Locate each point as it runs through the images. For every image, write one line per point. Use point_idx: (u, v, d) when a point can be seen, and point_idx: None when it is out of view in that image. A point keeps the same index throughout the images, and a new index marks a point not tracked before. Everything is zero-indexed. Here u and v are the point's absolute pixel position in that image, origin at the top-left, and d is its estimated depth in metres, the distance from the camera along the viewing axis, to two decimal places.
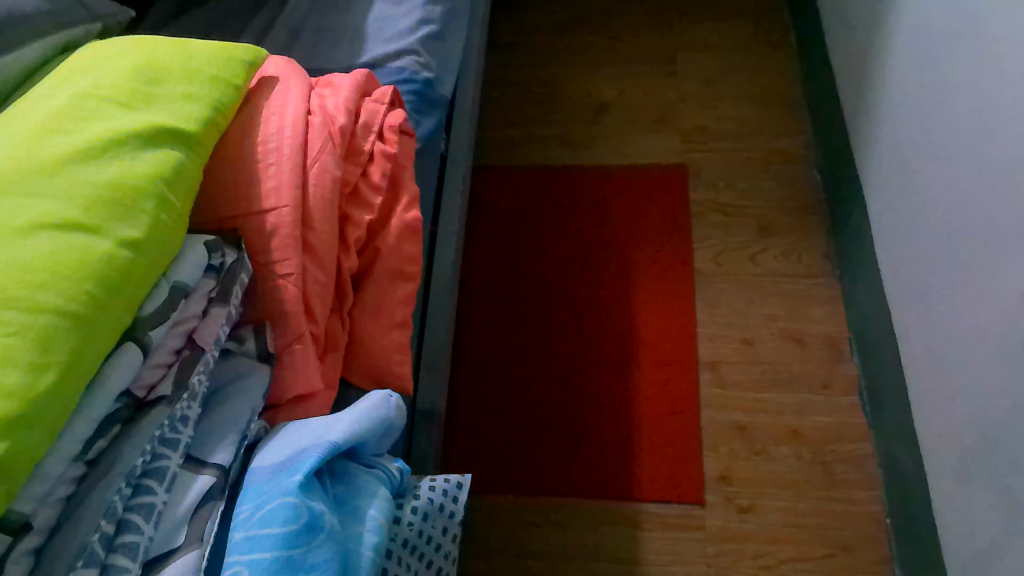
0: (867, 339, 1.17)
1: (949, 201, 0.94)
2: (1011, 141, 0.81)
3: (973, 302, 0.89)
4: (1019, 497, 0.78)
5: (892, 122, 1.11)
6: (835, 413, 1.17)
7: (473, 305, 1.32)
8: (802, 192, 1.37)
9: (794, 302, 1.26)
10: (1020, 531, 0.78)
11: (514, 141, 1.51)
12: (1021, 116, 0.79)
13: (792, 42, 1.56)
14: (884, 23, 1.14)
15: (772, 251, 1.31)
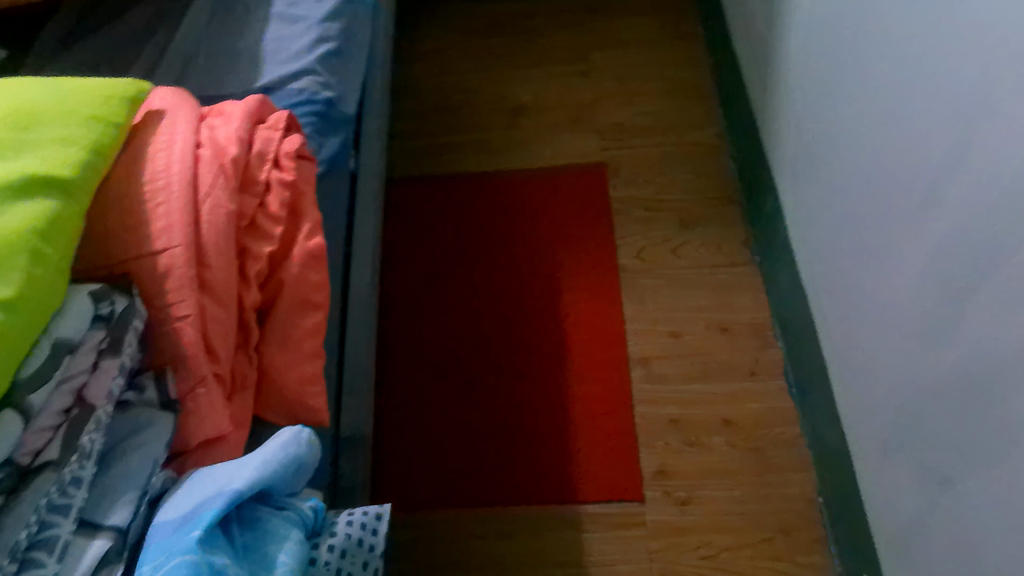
0: (789, 323, 1.19)
1: (853, 182, 0.96)
2: (905, 121, 0.83)
3: (882, 281, 0.91)
4: (942, 470, 0.80)
5: (797, 109, 1.12)
6: (763, 398, 1.19)
7: (400, 320, 1.31)
8: (719, 182, 1.39)
9: (717, 291, 1.28)
10: (944, 504, 0.80)
11: (432, 150, 1.50)
12: (913, 97, 0.81)
13: (700, 34, 1.58)
14: (782, 12, 1.16)
15: (693, 243, 1.33)
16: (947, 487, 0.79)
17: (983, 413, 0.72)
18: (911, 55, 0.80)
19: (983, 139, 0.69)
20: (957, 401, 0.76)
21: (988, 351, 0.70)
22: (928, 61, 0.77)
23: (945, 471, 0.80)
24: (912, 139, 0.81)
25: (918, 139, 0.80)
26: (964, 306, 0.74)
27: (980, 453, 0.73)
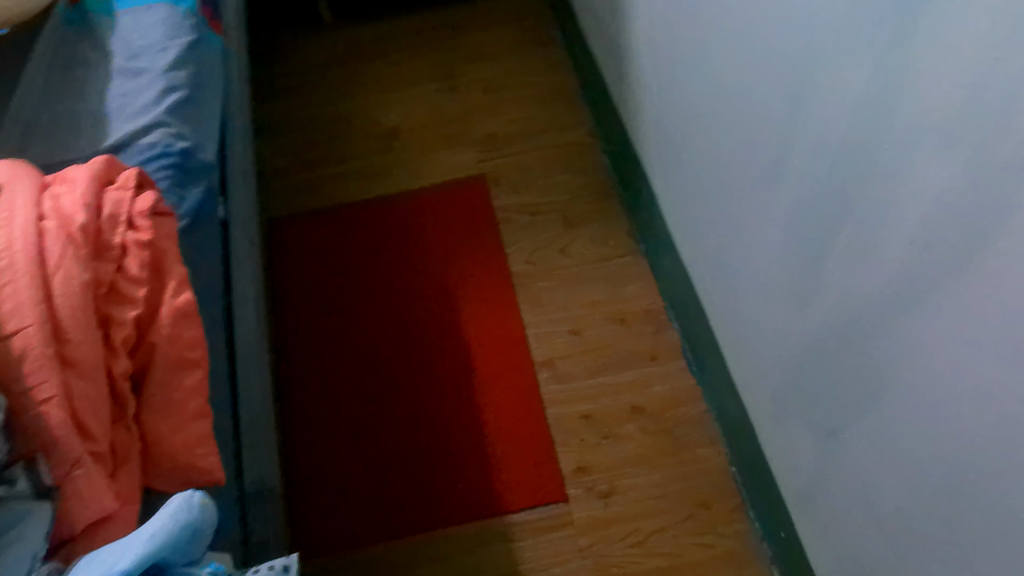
0: (679, 304, 1.23)
1: (712, 160, 1.00)
2: (746, 98, 0.87)
3: (750, 251, 0.95)
4: (830, 420, 0.84)
5: (653, 98, 1.16)
6: (666, 380, 1.22)
7: (300, 361, 1.28)
8: (596, 178, 1.42)
9: (609, 284, 1.31)
10: (837, 452, 0.84)
11: (311, 184, 1.47)
12: (750, 73, 0.85)
13: (558, 37, 1.62)
14: (625, 8, 1.20)
15: (580, 240, 1.35)
16: (837, 436, 0.83)
17: (855, 360, 0.76)
18: (742, 34, 0.85)
19: (812, 106, 0.73)
20: (831, 354, 0.81)
21: (849, 302, 0.74)
22: (756, 39, 0.82)
23: (832, 420, 0.84)
24: (754, 113, 0.86)
25: (759, 114, 0.84)
26: (821, 264, 0.78)
27: (858, 398, 0.77)
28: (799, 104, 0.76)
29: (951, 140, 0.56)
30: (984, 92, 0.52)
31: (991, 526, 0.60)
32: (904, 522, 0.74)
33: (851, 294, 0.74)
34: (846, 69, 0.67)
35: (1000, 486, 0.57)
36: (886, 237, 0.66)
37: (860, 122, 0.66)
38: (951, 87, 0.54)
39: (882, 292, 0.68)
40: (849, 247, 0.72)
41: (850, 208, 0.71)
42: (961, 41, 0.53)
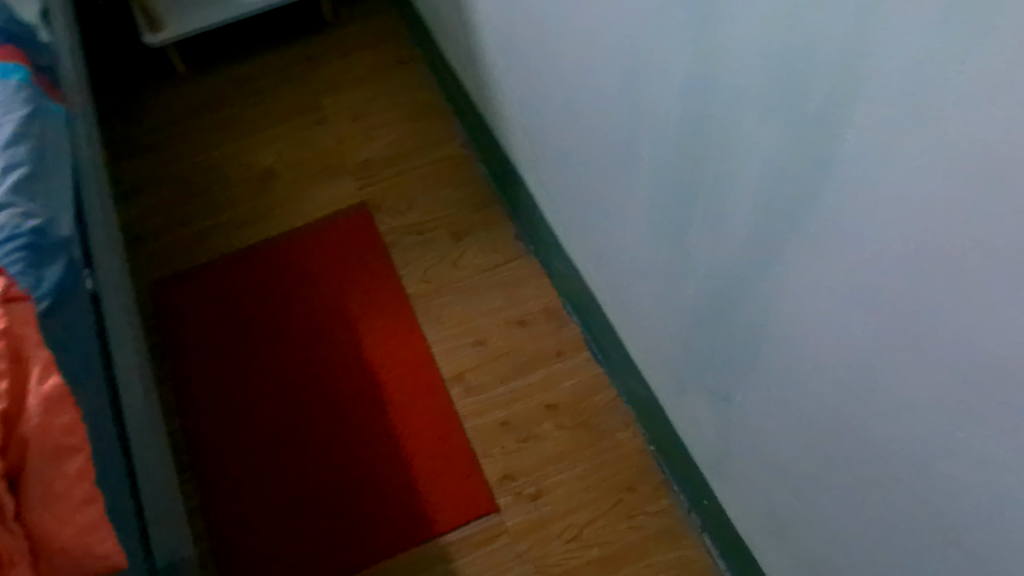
0: (574, 297, 1.25)
1: (574, 155, 1.03)
2: (591, 91, 0.89)
3: (624, 237, 0.97)
4: (722, 386, 0.87)
5: (513, 102, 1.18)
6: (575, 373, 1.24)
7: (207, 422, 1.24)
8: (477, 187, 1.43)
9: (505, 289, 1.32)
10: (734, 414, 0.87)
11: (189, 239, 1.43)
12: (589, 68, 0.87)
13: (419, 54, 1.62)
14: (471, 19, 1.21)
15: (470, 250, 1.36)
16: (731, 399, 0.87)
17: (732, 326, 0.79)
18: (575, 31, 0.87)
19: (647, 92, 0.76)
20: (712, 322, 0.84)
21: (715, 272, 0.77)
22: (587, 34, 0.84)
23: (724, 385, 0.87)
24: (600, 105, 0.88)
25: (605, 105, 0.87)
26: (685, 238, 0.81)
27: (741, 361, 0.80)
28: (637, 89, 0.78)
29: (764, 106, 0.59)
30: (783, 57, 0.55)
31: (869, 460, 0.63)
32: (800, 471, 0.77)
33: (716, 262, 0.76)
34: (670, 52, 0.69)
35: (867, 421, 0.61)
36: (732, 204, 0.69)
37: (690, 99, 0.69)
38: (756, 57, 0.57)
39: (740, 257, 0.71)
40: (706, 217, 0.75)
41: (698, 181, 0.74)
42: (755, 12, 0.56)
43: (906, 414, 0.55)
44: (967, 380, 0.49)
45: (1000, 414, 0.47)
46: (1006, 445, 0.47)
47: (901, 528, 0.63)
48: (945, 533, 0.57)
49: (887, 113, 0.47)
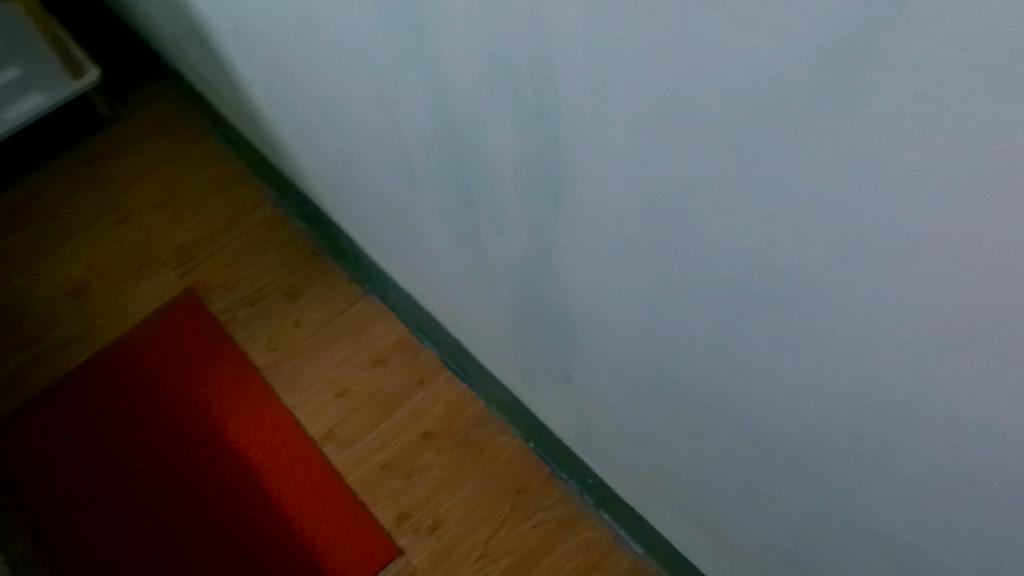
0: (419, 323, 1.25)
1: (368, 190, 1.03)
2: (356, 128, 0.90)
3: (435, 255, 0.99)
4: (560, 368, 0.90)
5: (301, 153, 1.17)
6: (441, 396, 1.24)
7: (77, 561, 1.16)
8: (299, 243, 1.41)
9: (353, 334, 1.31)
10: (578, 391, 0.90)
11: (11, 377, 1.33)
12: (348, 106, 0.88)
13: (209, 127, 1.58)
14: (238, 81, 1.19)
15: (309, 306, 1.34)
16: (571, 378, 0.90)
17: (547, 309, 0.82)
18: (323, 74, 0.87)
19: (399, 116, 0.77)
20: (532, 311, 0.86)
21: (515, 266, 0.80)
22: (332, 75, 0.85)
23: (561, 367, 0.90)
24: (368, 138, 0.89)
25: (372, 137, 0.88)
26: (482, 241, 0.83)
27: (566, 338, 0.83)
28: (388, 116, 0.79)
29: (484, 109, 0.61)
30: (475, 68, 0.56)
31: (686, 397, 0.67)
32: (643, 427, 0.80)
33: (514, 251, 0.79)
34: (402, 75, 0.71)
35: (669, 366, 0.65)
36: (500, 197, 0.71)
37: (430, 115, 0.71)
38: (459, 66, 0.59)
39: (528, 244, 0.74)
40: (489, 216, 0.77)
41: (470, 184, 0.76)
42: (438, 27, 0.57)
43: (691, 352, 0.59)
44: (723, 300, 0.52)
45: (758, 319, 0.50)
46: (771, 345, 0.51)
47: (731, 449, 0.67)
48: (761, 441, 0.61)
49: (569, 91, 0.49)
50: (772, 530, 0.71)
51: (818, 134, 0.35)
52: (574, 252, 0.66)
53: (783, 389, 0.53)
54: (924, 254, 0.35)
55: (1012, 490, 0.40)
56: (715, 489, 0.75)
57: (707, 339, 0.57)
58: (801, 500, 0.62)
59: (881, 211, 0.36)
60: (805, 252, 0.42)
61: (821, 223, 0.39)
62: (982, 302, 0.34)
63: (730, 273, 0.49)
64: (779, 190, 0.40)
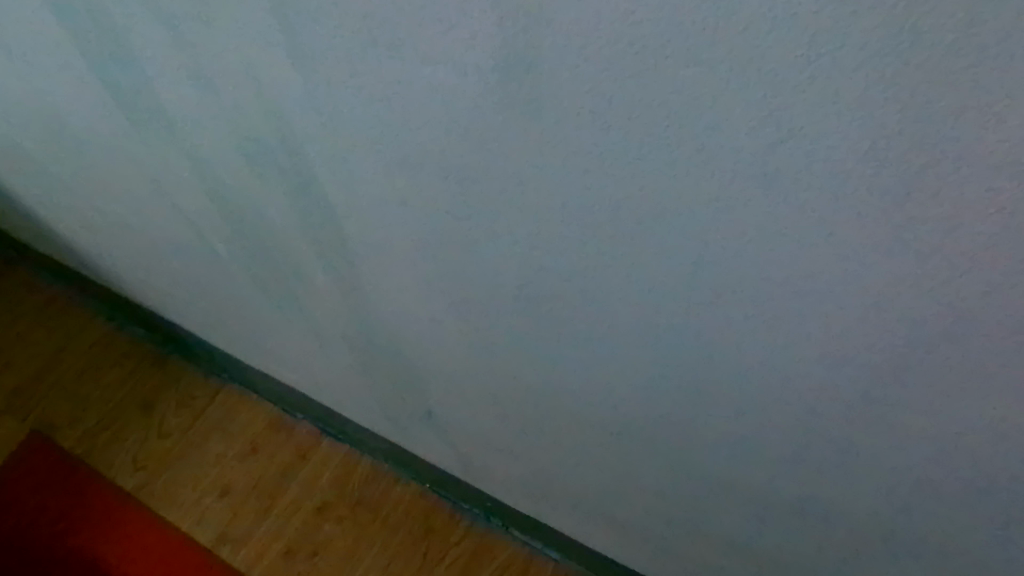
0: (285, 396, 1.21)
1: (186, 279, 0.99)
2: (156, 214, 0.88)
3: (271, 326, 0.96)
4: (423, 400, 0.89)
5: (111, 258, 1.11)
6: (327, 462, 1.19)
7: None
8: (141, 350, 1.33)
9: (220, 427, 1.24)
10: (446, 417, 0.90)
11: None
12: (142, 196, 0.86)
13: (15, 257, 1.48)
14: (22, 201, 1.12)
15: (167, 412, 1.26)
16: (436, 406, 0.89)
17: (392, 340, 0.81)
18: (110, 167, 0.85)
19: (197, 186, 0.76)
20: (376, 350, 0.85)
21: (350, 307, 0.80)
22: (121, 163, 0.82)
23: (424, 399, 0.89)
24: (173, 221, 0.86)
25: (175, 219, 0.86)
26: (305, 293, 0.82)
27: (416, 366, 0.83)
28: (181, 185, 0.78)
29: (270, 140, 0.62)
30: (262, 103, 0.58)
31: (540, 367, 0.69)
32: (513, 424, 0.81)
33: (340, 290, 0.78)
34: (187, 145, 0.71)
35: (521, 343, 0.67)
36: (311, 232, 0.71)
37: (224, 165, 0.70)
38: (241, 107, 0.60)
39: (354, 279, 0.74)
40: (306, 261, 0.76)
41: (278, 234, 0.75)
42: (210, 65, 0.58)
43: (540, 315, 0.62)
44: (538, 244, 0.54)
45: (566, 255, 0.53)
46: (596, 278, 0.53)
47: (594, 408, 0.69)
48: (613, 383, 0.63)
49: (337, 86, 0.52)
50: (658, 480, 0.72)
51: (545, 41, 0.39)
52: (394, 261, 0.67)
53: (609, 316, 0.56)
54: (663, 124, 0.40)
55: (827, 321, 0.44)
56: (596, 461, 0.77)
57: (534, 295, 0.60)
58: (664, 432, 0.64)
59: (618, 97, 0.40)
60: (576, 166, 0.46)
61: (577, 131, 0.43)
62: (720, 148, 0.39)
63: (527, 214, 0.52)
64: (535, 111, 0.44)
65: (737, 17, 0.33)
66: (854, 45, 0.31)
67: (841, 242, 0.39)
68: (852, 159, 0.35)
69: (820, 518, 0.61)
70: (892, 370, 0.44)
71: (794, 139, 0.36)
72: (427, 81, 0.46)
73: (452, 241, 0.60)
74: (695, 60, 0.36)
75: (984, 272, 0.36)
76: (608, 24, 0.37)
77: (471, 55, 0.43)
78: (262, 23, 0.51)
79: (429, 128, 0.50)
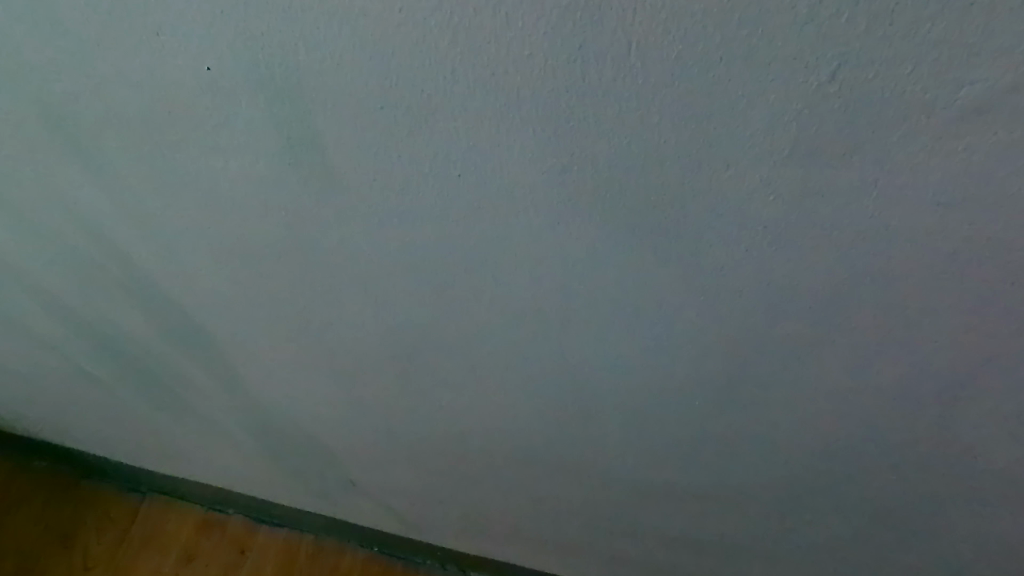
0: (210, 494, 1.16)
1: (68, 405, 0.93)
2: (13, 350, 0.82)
3: (169, 432, 0.91)
4: (342, 469, 0.87)
5: None
6: (268, 550, 1.14)
7: None
8: (43, 483, 1.24)
9: (148, 542, 1.17)
10: (368, 481, 0.88)
11: None
12: None
13: None
14: None
15: (86, 540, 1.18)
16: (356, 473, 0.87)
17: (291, 420, 0.78)
18: None
19: (44, 315, 0.71)
20: (277, 434, 0.83)
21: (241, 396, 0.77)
22: None
23: (341, 468, 0.87)
24: (32, 354, 0.81)
25: (34, 352, 0.80)
26: (191, 395, 0.79)
27: (322, 440, 0.81)
28: (27, 323, 0.74)
29: (101, 259, 0.60)
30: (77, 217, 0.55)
31: (438, 416, 0.68)
32: (433, 476, 0.80)
33: (223, 386, 0.76)
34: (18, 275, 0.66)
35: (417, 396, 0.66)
36: (174, 337, 0.69)
37: (63, 288, 0.66)
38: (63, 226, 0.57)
39: (236, 368, 0.71)
40: (180, 367, 0.74)
41: (144, 345, 0.72)
42: (15, 191, 0.55)
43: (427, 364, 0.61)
44: (399, 294, 0.53)
45: (428, 297, 0.53)
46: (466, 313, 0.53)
47: (502, 440, 0.68)
48: (508, 412, 0.64)
49: (149, 192, 0.51)
50: (585, 490, 0.72)
51: (328, 116, 0.40)
52: (264, 348, 0.66)
53: (487, 350, 0.57)
54: (462, 168, 0.41)
55: (687, 303, 0.46)
56: (520, 490, 0.77)
57: (405, 349, 0.60)
58: (571, 443, 0.66)
59: (414, 153, 0.41)
60: (409, 220, 0.46)
61: (393, 186, 0.44)
62: (519, 178, 0.41)
63: (372, 276, 0.52)
64: (343, 180, 0.45)
65: (486, 61, 0.35)
66: (595, 68, 0.33)
67: (653, 235, 0.42)
68: (633, 164, 0.38)
69: (733, 482, 0.63)
70: (738, 335, 0.47)
71: (579, 158, 0.38)
72: (233, 174, 0.47)
73: (312, 316, 0.59)
74: (467, 107, 0.37)
75: (779, 235, 0.39)
76: (379, 91, 0.38)
77: (266, 141, 0.43)
78: (52, 147, 0.49)
79: (253, 215, 0.50)
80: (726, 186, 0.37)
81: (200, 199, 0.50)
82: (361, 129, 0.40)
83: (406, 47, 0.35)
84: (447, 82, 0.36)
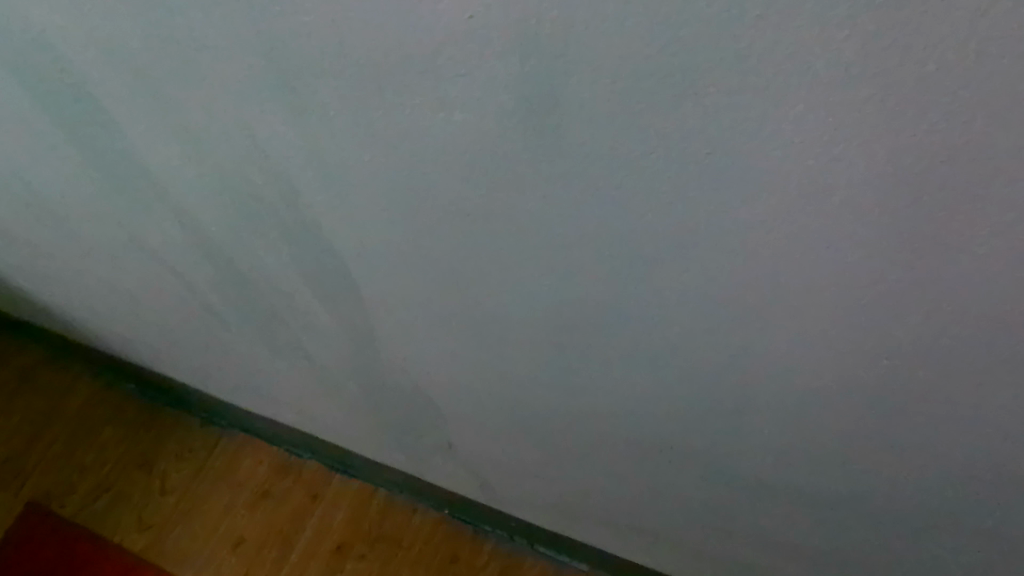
0: (290, 437, 1.18)
1: (181, 332, 0.95)
2: (145, 273, 0.83)
3: (274, 372, 0.92)
4: (441, 433, 0.87)
5: (99, 321, 1.07)
6: (341, 498, 1.16)
7: None
8: (134, 405, 1.28)
9: (226, 475, 1.20)
10: (464, 447, 0.88)
11: None
12: (129, 258, 0.81)
13: None
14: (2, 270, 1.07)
15: (169, 466, 1.22)
16: (454, 438, 0.87)
17: (407, 380, 0.78)
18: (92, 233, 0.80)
19: (191, 245, 0.72)
20: (387, 391, 0.83)
21: (363, 350, 0.77)
22: (104, 228, 0.78)
23: (441, 432, 0.87)
24: (166, 280, 0.82)
25: (169, 278, 0.81)
26: (314, 342, 0.80)
27: (432, 403, 0.81)
28: (172, 250, 0.75)
29: (266, 199, 0.60)
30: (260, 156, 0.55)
31: (568, 402, 0.67)
32: (538, 454, 0.80)
33: (350, 339, 0.76)
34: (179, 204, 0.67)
35: (553, 382, 0.65)
36: (318, 285, 0.69)
37: (221, 222, 0.66)
38: (243, 164, 0.57)
39: (369, 323, 0.71)
40: (314, 314, 0.74)
41: (283, 288, 0.72)
42: (205, 123, 0.55)
43: (576, 355, 0.59)
44: (570, 285, 0.51)
45: (602, 293, 0.50)
46: (639, 317, 0.51)
47: (628, 437, 0.67)
48: (646, 413, 0.62)
49: (332, 142, 0.50)
50: (699, 496, 0.70)
51: (568, 100, 0.38)
52: (402, 308, 0.65)
53: (648, 355, 0.54)
54: (699, 178, 0.38)
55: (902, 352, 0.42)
56: (627, 480, 0.76)
57: (557, 335, 0.58)
58: (698, 452, 0.63)
59: (650, 154, 0.38)
60: (613, 217, 0.43)
61: (612, 181, 0.41)
62: (747, 185, 0.37)
63: (540, 257, 0.50)
64: (550, 162, 0.42)
65: (775, 72, 0.31)
66: (879, 75, 0.29)
67: (877, 265, 0.38)
68: (882, 185, 0.34)
69: (866, 522, 0.60)
70: (933, 375, 0.43)
71: (821, 166, 0.34)
72: (438, 140, 0.45)
73: (467, 286, 0.58)
74: (709, 102, 0.34)
75: None
76: (637, 87, 0.35)
77: (491, 116, 0.41)
78: (254, 85, 0.48)
79: (436, 179, 0.48)
80: (990, 219, 0.33)
81: (393, 161, 0.48)
82: (575, 104, 0.37)
83: (684, 43, 0.32)
84: (691, 67, 0.33)
